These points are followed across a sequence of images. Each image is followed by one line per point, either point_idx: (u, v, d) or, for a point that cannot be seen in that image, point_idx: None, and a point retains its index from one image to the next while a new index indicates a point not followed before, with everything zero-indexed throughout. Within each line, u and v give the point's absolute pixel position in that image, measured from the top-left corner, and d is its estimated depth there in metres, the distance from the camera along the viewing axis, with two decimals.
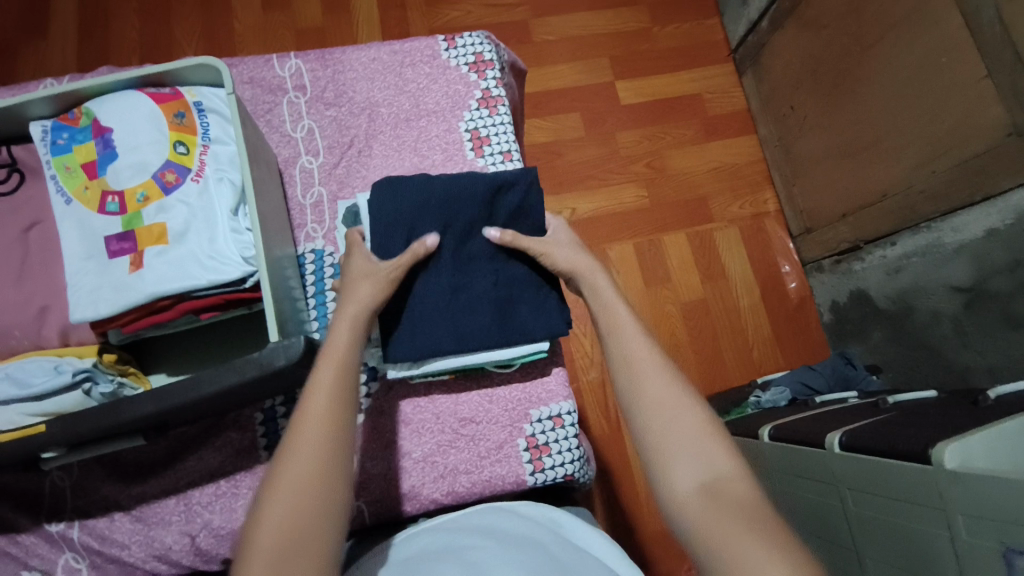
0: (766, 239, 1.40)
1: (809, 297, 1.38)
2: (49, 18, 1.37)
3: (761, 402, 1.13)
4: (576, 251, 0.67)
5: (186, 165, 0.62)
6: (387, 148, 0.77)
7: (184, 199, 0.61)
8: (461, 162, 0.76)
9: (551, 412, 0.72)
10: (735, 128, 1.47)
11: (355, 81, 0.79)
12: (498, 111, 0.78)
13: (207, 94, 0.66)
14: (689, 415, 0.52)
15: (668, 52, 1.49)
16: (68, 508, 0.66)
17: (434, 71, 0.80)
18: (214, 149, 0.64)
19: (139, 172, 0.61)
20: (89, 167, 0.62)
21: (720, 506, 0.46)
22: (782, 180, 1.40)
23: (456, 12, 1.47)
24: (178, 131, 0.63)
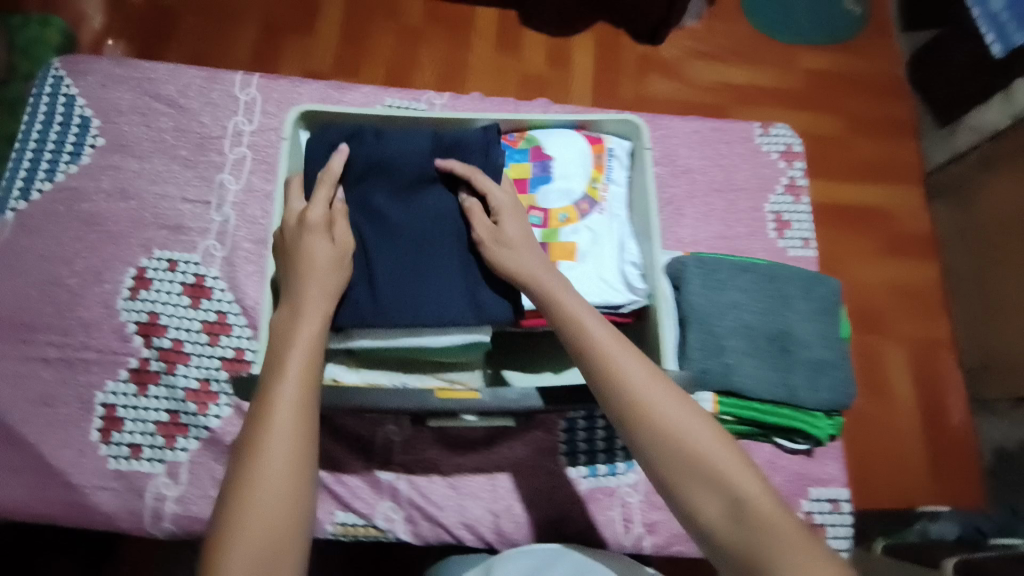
0: (936, 366, 1.37)
1: (972, 436, 1.32)
2: (315, 18, 1.54)
3: (926, 531, 1.06)
4: (522, 231, 0.74)
5: (595, 199, 0.81)
6: (698, 213, 0.98)
7: (590, 225, 0.80)
8: (766, 239, 0.97)
9: (831, 496, 0.88)
10: (920, 251, 1.47)
11: (678, 147, 1.01)
12: (801, 200, 1.00)
13: (617, 143, 0.85)
14: (701, 434, 0.58)
15: (868, 167, 1.53)
16: (394, 460, 0.88)
17: (748, 153, 1.03)
18: (613, 190, 0.83)
19: (563, 197, 0.80)
20: (522, 182, 0.81)
21: (749, 529, 0.53)
22: (963, 311, 1.38)
23: (662, 85, 1.57)
24: (597, 168, 0.82)
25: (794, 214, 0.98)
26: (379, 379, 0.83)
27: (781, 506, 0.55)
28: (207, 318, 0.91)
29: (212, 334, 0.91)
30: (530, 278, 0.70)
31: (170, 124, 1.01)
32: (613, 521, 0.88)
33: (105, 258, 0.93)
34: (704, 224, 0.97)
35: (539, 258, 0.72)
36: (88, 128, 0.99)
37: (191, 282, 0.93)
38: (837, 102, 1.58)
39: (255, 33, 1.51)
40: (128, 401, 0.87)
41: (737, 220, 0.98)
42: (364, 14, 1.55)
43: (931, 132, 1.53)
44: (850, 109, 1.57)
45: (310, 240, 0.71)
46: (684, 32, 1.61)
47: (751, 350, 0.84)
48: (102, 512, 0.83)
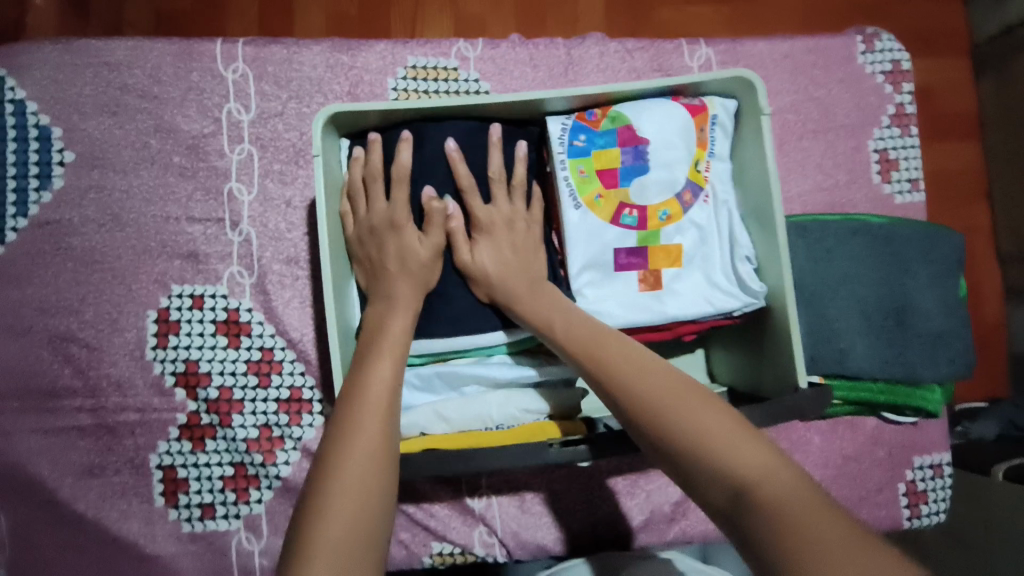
0: (972, 260, 1.34)
1: (1002, 325, 1.33)
2: None
3: (965, 433, 1.13)
4: (507, 251, 0.73)
5: (700, 185, 0.74)
6: (791, 161, 0.94)
7: (696, 220, 0.74)
8: (869, 185, 0.95)
9: (934, 463, 0.93)
10: (960, 131, 1.37)
11: (767, 82, 0.94)
12: (910, 134, 0.96)
13: (721, 105, 0.75)
14: (703, 416, 0.54)
15: (914, 38, 1.37)
16: (483, 484, 0.91)
17: (847, 78, 0.95)
18: (716, 167, 0.75)
19: (664, 189, 0.73)
20: (608, 176, 0.73)
21: (755, 512, 0.48)
22: (1004, 200, 1.32)
23: None
24: (699, 147, 0.74)
25: (902, 152, 0.95)
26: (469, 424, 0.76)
27: (798, 484, 0.49)
28: (251, 356, 0.89)
29: (260, 374, 0.89)
30: (505, 291, 0.71)
31: (150, 123, 0.91)
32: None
33: (118, 302, 0.89)
34: (801, 175, 0.93)
35: (527, 273, 0.72)
36: (50, 142, 0.90)
37: (223, 319, 0.89)
38: None
39: None
40: (185, 457, 0.88)
41: (836, 165, 0.94)
42: None
43: None
44: None
45: (395, 249, 0.72)
46: None
47: (865, 328, 0.82)
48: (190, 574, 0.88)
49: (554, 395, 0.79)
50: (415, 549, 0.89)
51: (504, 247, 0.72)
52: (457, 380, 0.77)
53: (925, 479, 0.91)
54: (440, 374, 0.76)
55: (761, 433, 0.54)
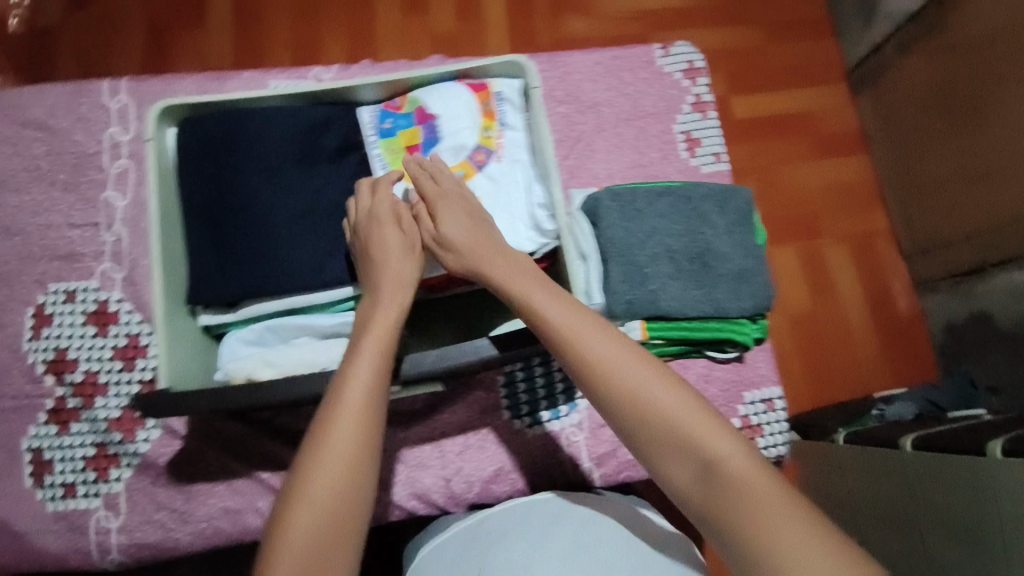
0: (877, 257, 1.43)
1: (920, 317, 1.39)
2: (204, 11, 1.46)
3: (884, 416, 1.12)
4: (474, 229, 0.76)
5: (492, 148, 0.86)
6: (609, 144, 1.05)
7: (489, 175, 0.85)
8: (677, 161, 1.05)
9: (762, 397, 1.04)
10: (847, 147, 1.51)
11: (581, 83, 1.07)
12: (709, 115, 1.07)
13: (505, 84, 0.88)
14: (683, 414, 0.61)
15: (789, 71, 1.54)
16: None
17: (653, 78, 1.10)
18: (508, 134, 0.87)
19: (456, 154, 0.86)
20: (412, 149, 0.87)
21: (732, 496, 0.57)
22: (897, 200, 1.42)
23: (579, 23, 1.53)
24: (486, 117, 0.86)
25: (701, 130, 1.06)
26: (293, 369, 0.80)
27: (763, 472, 0.57)
28: (118, 342, 1.02)
29: (125, 358, 1.01)
30: (476, 266, 0.74)
31: (42, 149, 1.08)
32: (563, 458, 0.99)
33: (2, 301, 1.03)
34: (617, 154, 1.04)
35: (492, 246, 0.75)
36: None
37: (93, 310, 1.03)
38: (754, 11, 1.56)
39: (142, 33, 1.44)
40: (51, 440, 0.98)
41: (648, 146, 1.06)
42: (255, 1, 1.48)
43: (848, 26, 1.52)
44: (767, 17, 1.56)
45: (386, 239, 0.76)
46: None
47: (676, 273, 0.90)
48: (51, 552, 0.95)
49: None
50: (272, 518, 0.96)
51: (468, 222, 0.76)
52: (287, 332, 0.83)
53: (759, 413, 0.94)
54: (269, 327, 0.83)
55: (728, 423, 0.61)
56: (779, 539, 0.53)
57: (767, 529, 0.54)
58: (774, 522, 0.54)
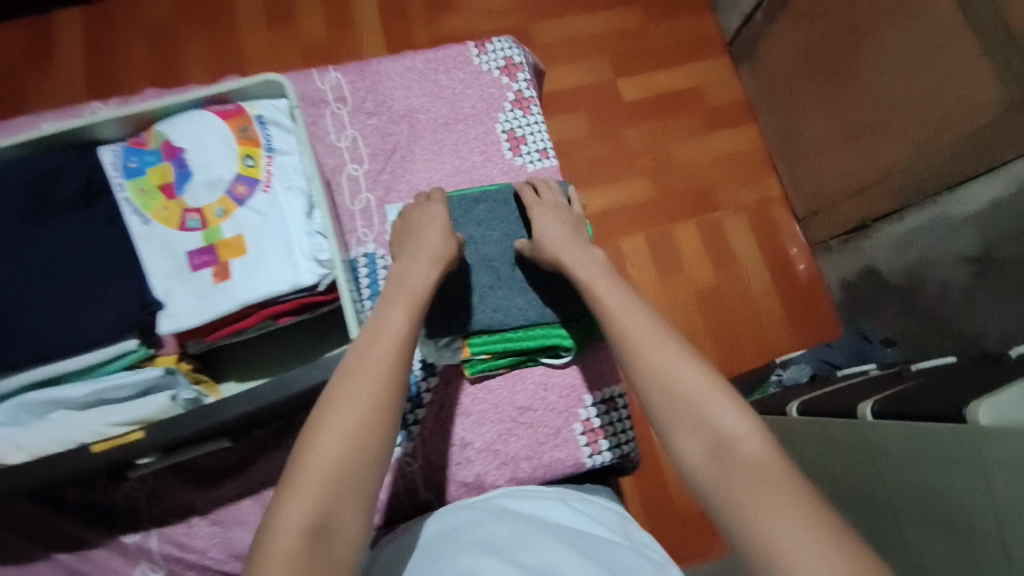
0: (774, 224, 1.45)
1: (818, 278, 1.42)
2: (50, 45, 1.36)
3: (783, 381, 1.16)
4: (559, 218, 0.76)
5: (255, 177, 0.70)
6: (429, 152, 0.83)
7: (257, 208, 0.69)
8: (500, 160, 0.84)
9: (606, 397, 0.81)
10: (735, 117, 1.51)
11: (392, 90, 0.86)
12: (531, 111, 0.86)
13: (266, 106, 0.73)
14: (688, 378, 0.58)
15: (662, 49, 1.53)
16: (145, 516, 0.72)
17: (468, 76, 0.87)
18: (277, 159, 0.71)
19: (213, 188, 0.70)
20: (165, 187, 0.70)
21: (729, 466, 0.52)
22: (785, 166, 1.44)
23: (458, 20, 1.48)
24: (246, 146, 0.71)
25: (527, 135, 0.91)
26: (48, 450, 0.61)
27: (776, 456, 0.51)
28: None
29: None
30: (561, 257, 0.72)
31: None
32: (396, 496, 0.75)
33: None
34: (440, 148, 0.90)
35: (581, 243, 0.74)
36: None
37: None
38: None
39: None
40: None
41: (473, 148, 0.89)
42: (107, 29, 1.38)
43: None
44: None
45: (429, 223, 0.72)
46: None
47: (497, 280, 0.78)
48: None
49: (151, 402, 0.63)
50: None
51: (562, 217, 0.76)
52: (39, 407, 0.63)
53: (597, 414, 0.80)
54: (17, 404, 0.63)
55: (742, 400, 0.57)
56: (766, 514, 0.47)
57: (759, 506, 0.48)
58: (782, 510, 0.47)
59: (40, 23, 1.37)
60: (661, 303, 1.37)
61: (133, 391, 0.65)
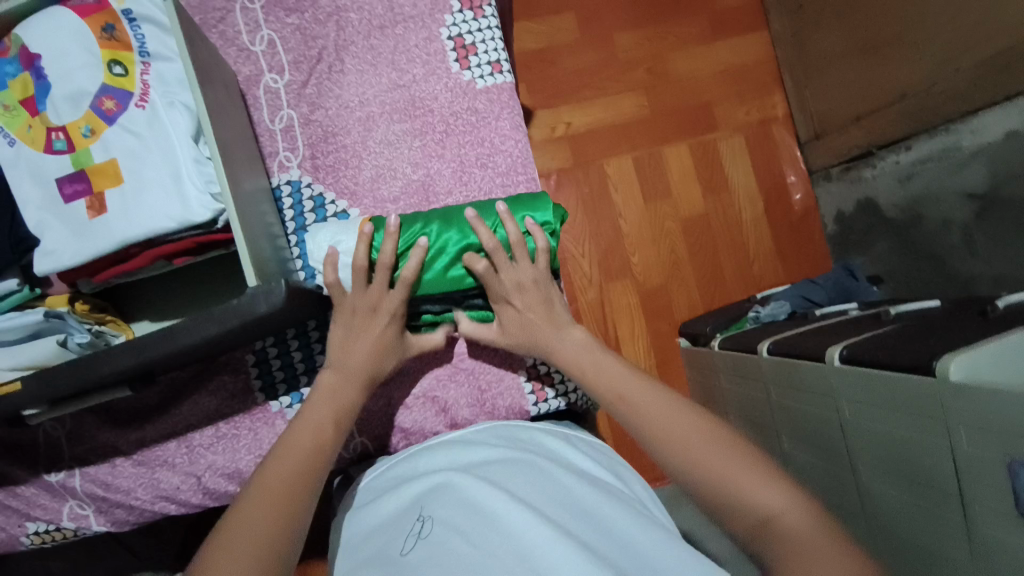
0: (773, 147, 1.34)
1: (814, 208, 1.34)
2: None
3: (761, 317, 1.12)
4: (541, 302, 0.65)
5: (126, 89, 0.55)
6: (361, 62, 0.69)
7: (131, 127, 0.55)
8: (446, 75, 0.69)
9: None
10: (745, 21, 1.35)
11: None
12: (484, 13, 0.69)
13: None
14: (718, 452, 0.51)
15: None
16: (66, 456, 0.66)
17: None
18: (155, 67, 0.56)
19: (78, 102, 0.55)
20: (28, 103, 0.55)
21: (774, 549, 0.45)
22: (793, 80, 1.30)
23: None
24: (111, 48, 0.55)
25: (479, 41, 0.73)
26: None
27: (816, 517, 0.45)
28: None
29: None
30: (549, 348, 0.65)
31: None
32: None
33: None
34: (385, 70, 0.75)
35: (558, 321, 0.65)
36: None
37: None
38: None
39: None
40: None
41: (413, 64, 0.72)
42: None
43: None
44: None
45: (357, 343, 0.62)
46: None
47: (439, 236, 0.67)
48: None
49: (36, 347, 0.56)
50: (10, 533, 0.67)
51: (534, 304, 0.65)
52: None
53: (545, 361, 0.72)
54: None
55: (774, 463, 0.50)
56: None
57: None
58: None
59: None
60: (646, 230, 1.30)
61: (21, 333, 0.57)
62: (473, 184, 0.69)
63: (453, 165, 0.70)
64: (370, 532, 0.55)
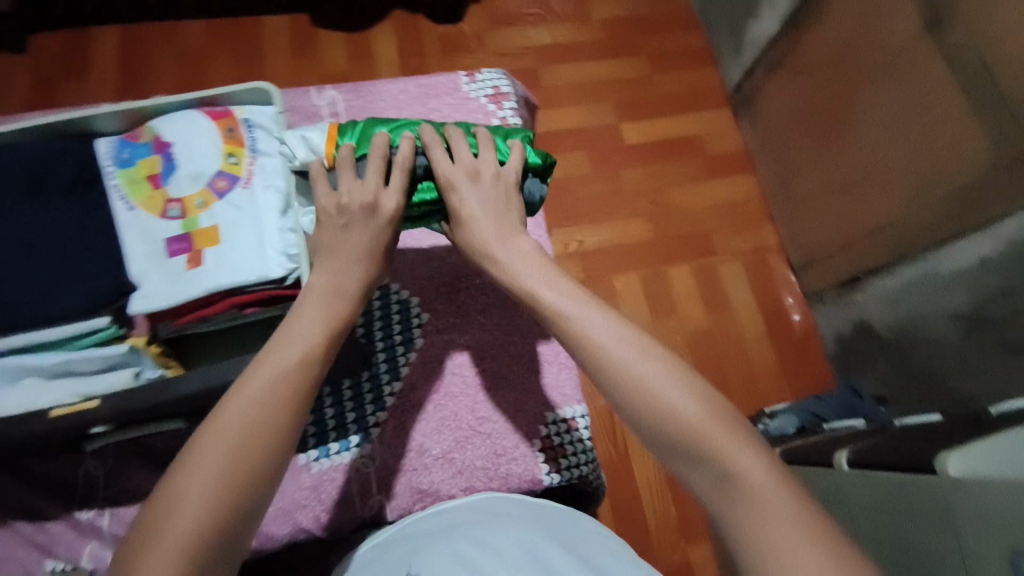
0: (768, 272, 1.45)
1: (813, 329, 1.41)
2: (87, 60, 1.45)
3: (770, 430, 1.15)
4: (491, 195, 0.72)
5: (236, 174, 0.70)
6: None
7: (233, 202, 0.69)
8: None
9: (566, 417, 0.86)
10: (735, 166, 1.54)
11: (383, 110, 0.87)
12: None
13: (254, 110, 0.74)
14: (691, 410, 0.52)
15: (667, 96, 1.58)
16: (99, 496, 0.78)
17: (456, 101, 0.88)
18: (259, 160, 0.72)
19: (196, 181, 0.70)
20: (151, 178, 0.70)
21: (739, 502, 0.48)
22: (782, 214, 1.46)
23: (471, 59, 1.54)
24: (230, 144, 0.71)
25: None
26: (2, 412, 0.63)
27: (783, 482, 0.48)
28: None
29: None
30: (485, 245, 0.70)
31: None
32: (349, 496, 0.79)
33: None
34: None
35: (505, 224, 0.70)
36: None
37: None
38: (637, 43, 1.61)
39: (20, 83, 1.41)
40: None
41: None
42: (144, 49, 1.47)
43: (724, 53, 1.58)
44: (650, 48, 1.61)
45: (352, 233, 0.65)
46: (479, 5, 1.59)
47: None
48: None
49: (109, 380, 0.65)
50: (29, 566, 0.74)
51: (495, 200, 0.71)
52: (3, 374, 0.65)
53: (558, 434, 0.84)
54: None
55: (749, 427, 0.53)
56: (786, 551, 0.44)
57: (784, 542, 0.45)
58: (805, 538, 0.45)
59: (79, 39, 1.46)
60: (653, 338, 1.37)
61: (97, 365, 0.66)
62: None
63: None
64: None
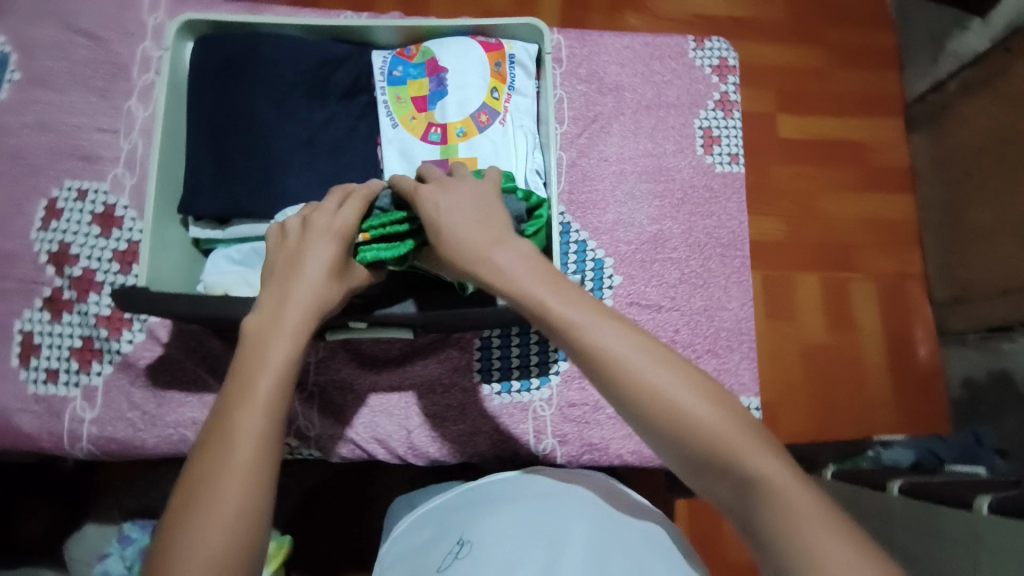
0: (906, 301, 1.37)
1: (941, 369, 1.33)
2: None
3: (880, 459, 1.10)
4: (473, 200, 0.63)
5: (495, 109, 0.83)
6: (625, 129, 0.97)
7: (490, 135, 0.82)
8: (693, 156, 0.98)
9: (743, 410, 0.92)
10: (895, 184, 1.44)
11: (607, 64, 0.99)
12: (732, 115, 1.00)
13: (519, 47, 0.86)
14: (707, 414, 0.50)
15: (837, 96, 1.47)
16: (309, 380, 0.90)
17: (680, 68, 1.01)
18: (515, 99, 0.85)
19: (461, 109, 0.83)
20: (421, 100, 0.84)
21: (765, 513, 0.47)
22: (938, 244, 1.35)
23: (635, 19, 1.46)
24: (496, 79, 0.84)
25: (719, 129, 1.00)
26: None
27: (805, 484, 0.48)
28: (118, 248, 0.95)
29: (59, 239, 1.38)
30: (473, 248, 0.60)
31: None
32: (526, 433, 0.91)
33: None
34: (630, 141, 0.97)
35: (498, 228, 0.61)
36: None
37: (100, 212, 0.96)
38: (817, 31, 1.49)
39: None
40: (45, 325, 0.92)
41: (664, 137, 0.98)
42: None
43: (914, 58, 1.44)
44: (830, 40, 1.49)
45: (306, 257, 0.64)
46: None
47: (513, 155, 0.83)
48: (24, 432, 0.90)
49: None
50: None
51: (477, 201, 0.63)
52: None
53: None
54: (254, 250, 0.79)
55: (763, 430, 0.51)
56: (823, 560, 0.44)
57: (820, 550, 0.44)
58: (840, 543, 0.44)
59: None
60: (773, 343, 1.33)
61: None
62: (699, 233, 0.95)
63: (681, 226, 0.95)
64: (409, 552, 0.70)
